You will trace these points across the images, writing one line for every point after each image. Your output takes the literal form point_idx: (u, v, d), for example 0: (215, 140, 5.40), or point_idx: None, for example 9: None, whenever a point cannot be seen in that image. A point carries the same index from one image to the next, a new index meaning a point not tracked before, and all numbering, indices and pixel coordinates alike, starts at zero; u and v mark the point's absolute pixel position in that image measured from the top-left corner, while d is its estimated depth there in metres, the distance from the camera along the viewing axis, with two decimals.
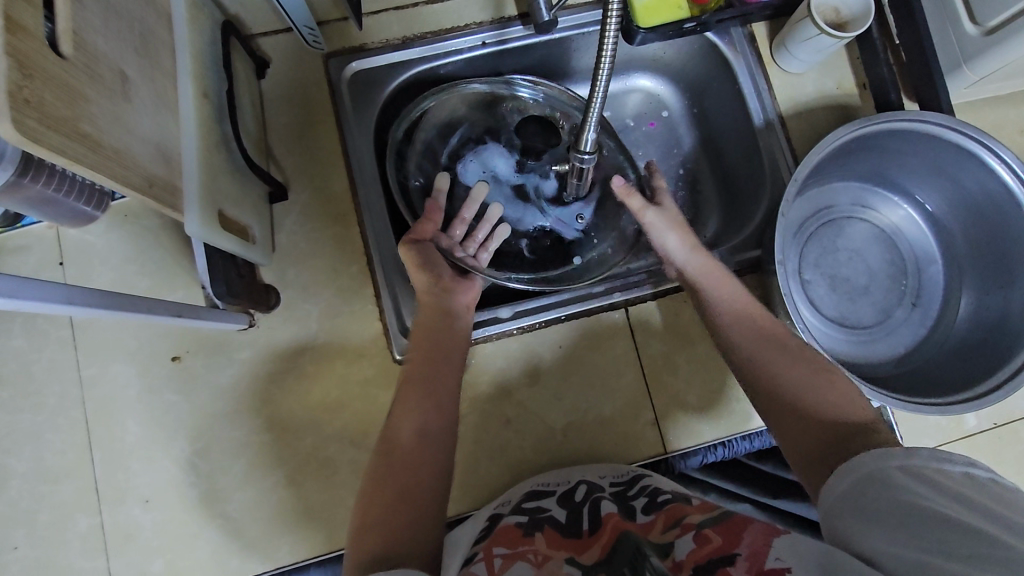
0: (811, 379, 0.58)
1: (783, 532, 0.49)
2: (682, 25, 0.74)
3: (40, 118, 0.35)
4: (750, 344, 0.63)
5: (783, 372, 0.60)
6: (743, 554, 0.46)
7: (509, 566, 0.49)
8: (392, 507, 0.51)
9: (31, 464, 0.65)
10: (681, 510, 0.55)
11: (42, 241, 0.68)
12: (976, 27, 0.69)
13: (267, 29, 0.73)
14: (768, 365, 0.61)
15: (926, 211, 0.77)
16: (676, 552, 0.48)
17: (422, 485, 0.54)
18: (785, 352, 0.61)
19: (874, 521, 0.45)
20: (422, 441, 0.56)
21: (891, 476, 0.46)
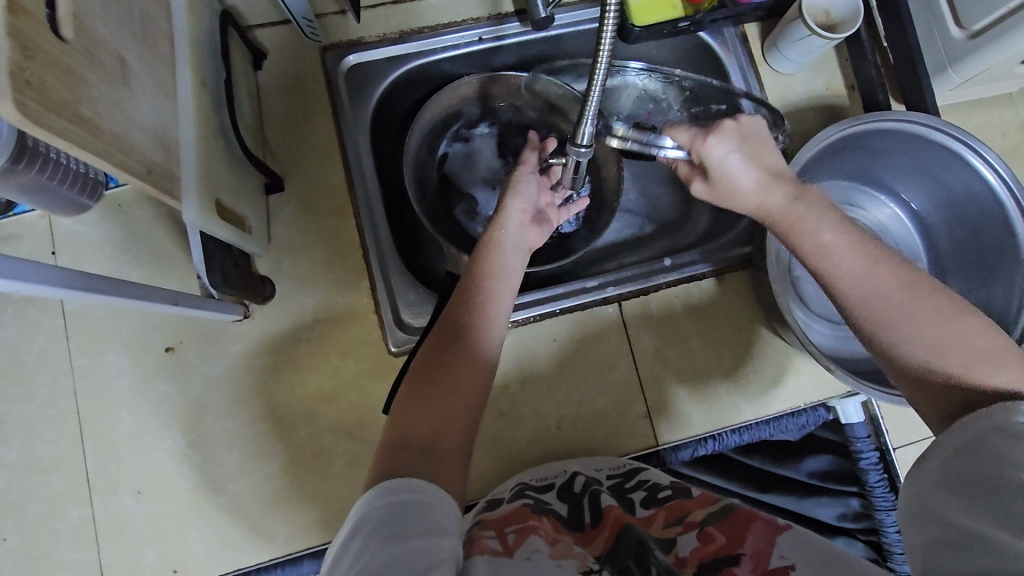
0: (945, 339, 0.49)
1: (784, 527, 0.50)
2: (677, 24, 0.75)
3: (40, 100, 0.34)
4: (874, 295, 0.52)
5: (912, 329, 0.50)
6: (746, 554, 0.48)
7: (523, 541, 0.49)
8: (424, 438, 0.50)
9: (21, 454, 0.64)
10: (682, 506, 0.57)
11: (33, 230, 0.68)
12: (962, 30, 0.71)
13: (264, 21, 0.73)
14: (894, 317, 0.51)
15: (912, 210, 0.79)
16: (679, 548, 0.50)
17: (453, 429, 0.51)
18: (908, 296, 0.51)
19: (949, 488, 0.43)
20: (467, 384, 0.54)
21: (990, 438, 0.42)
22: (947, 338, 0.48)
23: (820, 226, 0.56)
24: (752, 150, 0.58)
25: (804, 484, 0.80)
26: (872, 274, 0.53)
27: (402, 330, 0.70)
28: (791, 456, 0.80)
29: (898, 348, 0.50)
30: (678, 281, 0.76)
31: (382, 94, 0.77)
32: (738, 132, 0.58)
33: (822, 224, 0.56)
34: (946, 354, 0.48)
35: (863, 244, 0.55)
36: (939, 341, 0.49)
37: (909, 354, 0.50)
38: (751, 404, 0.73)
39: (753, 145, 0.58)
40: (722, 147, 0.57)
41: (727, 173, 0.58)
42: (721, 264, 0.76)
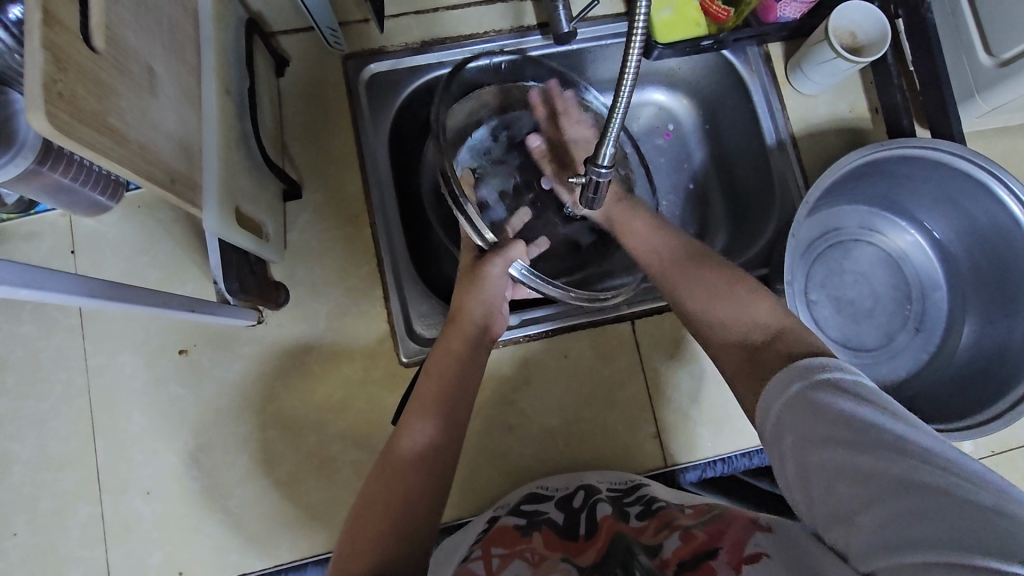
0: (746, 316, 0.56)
1: (766, 522, 0.49)
2: (698, 43, 0.75)
3: (71, 111, 0.35)
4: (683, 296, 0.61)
5: (688, 284, 0.61)
6: (724, 546, 0.46)
7: (507, 565, 0.51)
8: (384, 512, 0.51)
9: (34, 450, 0.65)
10: (672, 515, 0.55)
11: (54, 229, 0.68)
12: (991, 58, 0.70)
13: (288, 27, 0.74)
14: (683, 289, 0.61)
15: (934, 238, 0.78)
16: (663, 551, 0.48)
17: (412, 500, 0.53)
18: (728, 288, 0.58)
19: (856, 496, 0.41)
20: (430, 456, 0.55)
21: (845, 422, 0.44)
22: (724, 303, 0.58)
23: (642, 239, 0.68)
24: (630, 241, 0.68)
25: None
26: (682, 274, 0.62)
27: (413, 340, 0.70)
28: None
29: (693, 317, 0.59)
30: None
31: (402, 107, 0.77)
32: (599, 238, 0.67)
33: (649, 236, 0.68)
34: (741, 311, 0.56)
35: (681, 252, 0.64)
36: (707, 300, 0.58)
37: (706, 322, 0.58)
38: None
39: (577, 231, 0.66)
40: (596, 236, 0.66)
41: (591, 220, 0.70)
42: None
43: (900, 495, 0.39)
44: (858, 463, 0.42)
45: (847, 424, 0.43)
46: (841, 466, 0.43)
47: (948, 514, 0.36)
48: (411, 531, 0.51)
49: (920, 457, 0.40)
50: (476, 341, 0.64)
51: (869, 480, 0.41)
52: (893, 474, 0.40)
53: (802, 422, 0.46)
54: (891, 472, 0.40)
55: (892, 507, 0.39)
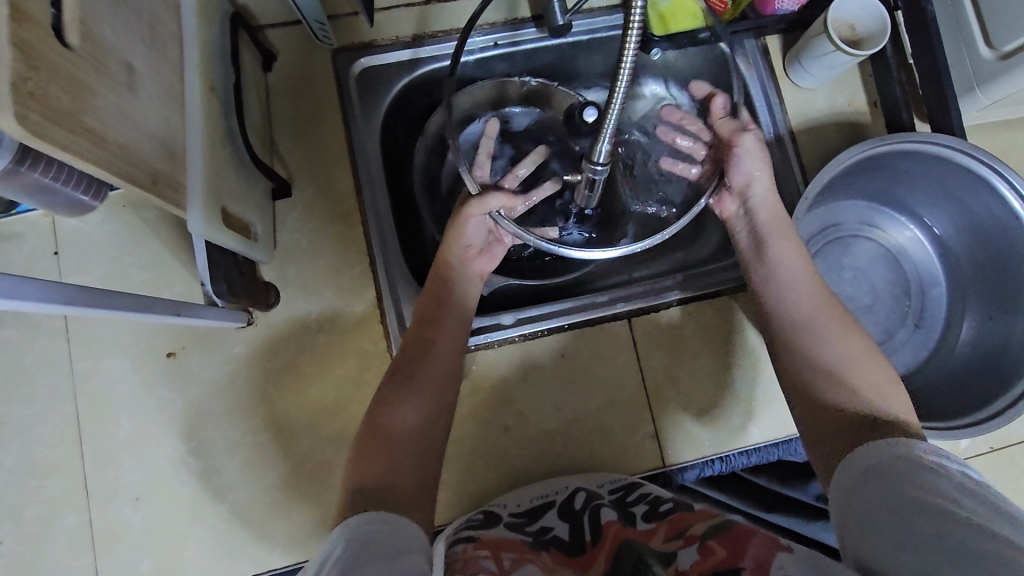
0: (870, 381, 0.57)
1: (785, 544, 0.48)
2: (698, 35, 0.74)
3: (44, 112, 0.33)
4: (808, 326, 0.62)
5: (824, 341, 0.60)
6: (748, 567, 0.45)
7: (519, 567, 0.48)
8: (387, 457, 0.54)
9: (19, 457, 0.63)
10: (684, 519, 0.55)
11: (36, 229, 0.66)
12: (991, 51, 0.69)
13: (275, 21, 0.72)
14: (820, 328, 0.61)
15: (934, 234, 0.77)
16: (679, 562, 0.47)
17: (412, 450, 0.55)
18: (835, 324, 0.61)
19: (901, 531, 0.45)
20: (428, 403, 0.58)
21: (895, 468, 0.48)
22: (863, 376, 0.58)
23: (783, 240, 0.67)
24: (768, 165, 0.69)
25: (809, 506, 0.78)
26: (826, 317, 0.62)
27: None
28: (796, 477, 0.79)
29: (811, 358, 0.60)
30: (690, 298, 0.74)
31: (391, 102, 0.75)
32: (760, 156, 0.69)
33: (785, 240, 0.67)
34: (878, 391, 0.56)
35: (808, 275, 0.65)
36: (850, 363, 0.59)
37: (823, 368, 0.59)
38: (760, 426, 0.72)
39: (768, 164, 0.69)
40: (750, 147, 0.69)
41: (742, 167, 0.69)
42: (734, 283, 0.75)
43: (910, 515, 0.44)
44: (889, 493, 0.47)
45: (927, 484, 0.46)
46: (872, 498, 0.48)
47: (948, 535, 0.42)
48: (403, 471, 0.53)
49: (945, 494, 0.45)
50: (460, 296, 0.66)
51: (890, 504, 0.46)
52: (910, 500, 0.45)
53: (861, 462, 0.50)
54: (910, 501, 0.45)
55: (902, 523, 0.45)
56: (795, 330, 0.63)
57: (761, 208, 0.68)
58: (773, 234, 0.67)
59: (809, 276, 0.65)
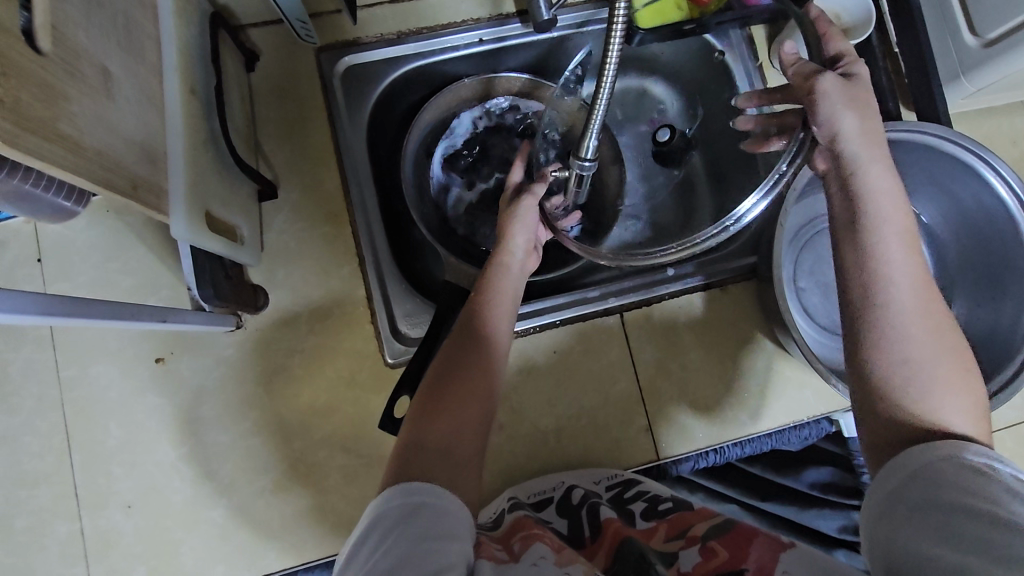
0: (951, 377, 0.49)
1: (789, 546, 0.48)
2: (682, 27, 0.73)
3: (16, 119, 0.33)
4: (905, 334, 0.50)
5: (913, 340, 0.49)
6: (750, 569, 0.45)
7: (528, 548, 0.48)
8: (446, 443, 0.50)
9: (7, 468, 0.63)
10: (685, 519, 0.55)
11: (18, 237, 0.66)
12: (976, 38, 0.69)
13: (257, 20, 0.71)
14: (909, 328, 0.50)
15: (922, 222, 0.77)
16: (681, 563, 0.48)
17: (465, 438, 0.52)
18: (931, 329, 0.50)
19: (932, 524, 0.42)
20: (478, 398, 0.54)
21: (945, 472, 0.44)
22: (957, 398, 0.48)
23: (884, 202, 0.52)
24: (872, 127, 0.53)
25: (803, 495, 0.78)
26: (921, 318, 0.50)
27: (399, 342, 0.69)
28: (790, 465, 0.79)
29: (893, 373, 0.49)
30: (680, 291, 0.74)
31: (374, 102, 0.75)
32: (870, 125, 0.53)
33: (888, 198, 0.52)
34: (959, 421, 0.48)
35: (917, 271, 0.51)
36: (946, 371, 0.49)
37: (904, 375, 0.49)
38: (753, 417, 0.72)
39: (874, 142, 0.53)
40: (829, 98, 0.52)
41: (828, 108, 0.53)
42: (723, 275, 0.75)
43: (941, 514, 0.42)
44: (933, 492, 0.44)
45: (965, 472, 0.44)
46: (915, 497, 0.44)
47: (990, 542, 0.39)
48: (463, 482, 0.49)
49: (991, 496, 0.42)
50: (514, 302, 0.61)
51: (934, 506, 0.43)
52: (953, 501, 0.42)
53: (910, 463, 0.46)
54: (951, 502, 0.42)
55: (934, 522, 0.42)
56: (880, 343, 0.50)
57: (865, 170, 0.52)
58: (877, 226, 0.52)
59: (914, 269, 0.51)
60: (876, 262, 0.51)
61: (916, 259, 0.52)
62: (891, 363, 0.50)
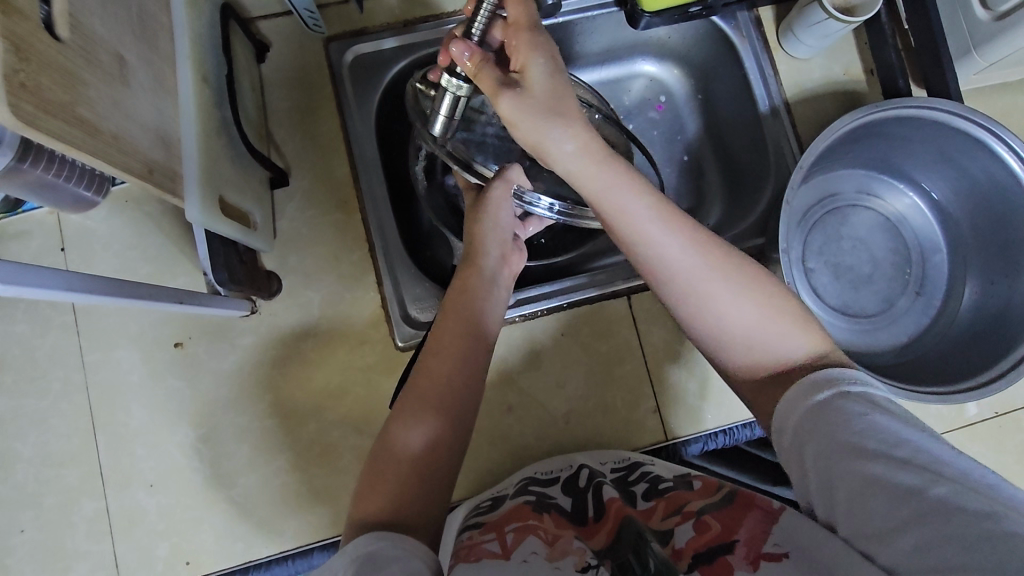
0: (738, 282, 0.52)
1: (778, 508, 0.46)
2: (687, 10, 0.72)
3: (37, 102, 0.34)
4: (670, 253, 0.53)
5: (664, 238, 0.53)
6: (742, 540, 0.44)
7: (521, 542, 0.49)
8: (429, 460, 0.49)
9: (36, 448, 0.65)
10: (681, 497, 0.54)
11: (43, 227, 0.68)
12: (988, 13, 0.68)
13: (267, 12, 0.72)
14: (664, 246, 0.53)
15: (933, 200, 0.77)
16: (676, 539, 0.47)
17: (445, 447, 0.50)
18: (680, 229, 0.53)
19: (862, 504, 0.40)
20: (459, 412, 0.52)
21: (844, 434, 0.43)
22: (747, 304, 0.51)
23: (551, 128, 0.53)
24: (559, 82, 0.53)
25: None
26: (708, 267, 0.52)
27: (408, 325, 0.70)
28: None
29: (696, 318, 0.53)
30: None
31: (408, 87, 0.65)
32: (533, 104, 0.52)
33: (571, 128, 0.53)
34: (763, 321, 0.51)
35: (649, 195, 0.54)
36: (712, 274, 0.52)
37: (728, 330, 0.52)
38: None
39: (555, 105, 0.52)
40: (518, 110, 0.52)
41: (536, 131, 0.53)
42: None
43: (870, 495, 0.40)
44: (829, 460, 0.43)
45: (863, 434, 0.42)
46: (826, 473, 0.43)
47: (938, 524, 0.37)
48: (430, 485, 0.48)
49: (900, 461, 0.40)
50: (491, 307, 0.60)
51: (858, 483, 0.41)
52: (878, 475, 0.40)
53: (810, 417, 0.45)
54: (872, 476, 0.41)
55: (862, 504, 0.40)
56: (681, 299, 0.53)
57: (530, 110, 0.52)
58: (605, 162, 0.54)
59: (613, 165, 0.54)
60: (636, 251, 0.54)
61: (680, 221, 0.54)
62: (689, 310, 0.53)
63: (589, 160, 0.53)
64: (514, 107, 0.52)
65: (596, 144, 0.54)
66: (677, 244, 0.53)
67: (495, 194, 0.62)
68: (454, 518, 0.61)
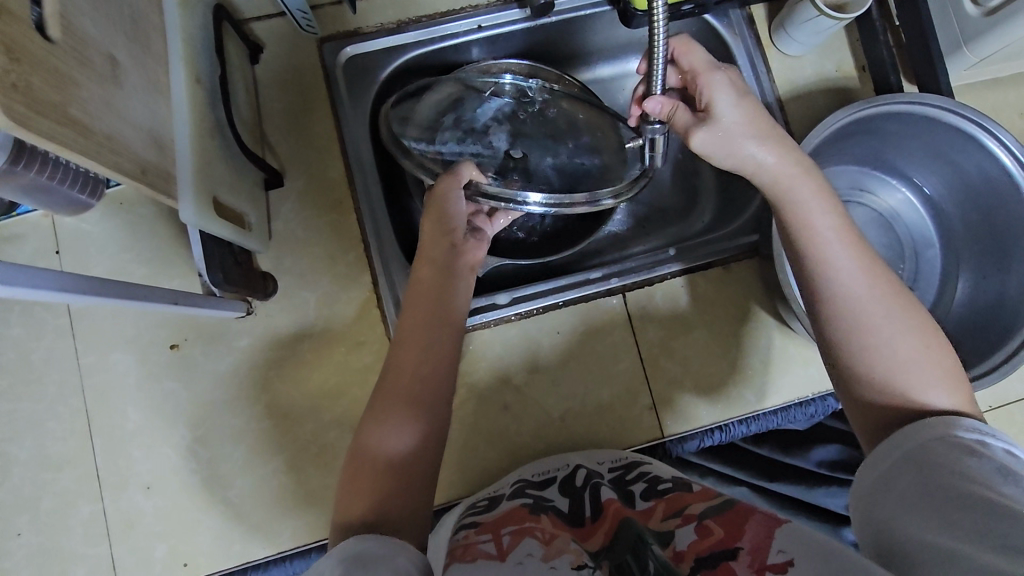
0: (890, 315, 0.50)
1: (783, 521, 0.47)
2: (680, 6, 0.73)
3: (29, 103, 0.34)
4: (842, 277, 0.52)
5: (839, 260, 0.52)
6: (745, 547, 0.44)
7: (517, 543, 0.49)
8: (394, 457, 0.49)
9: (32, 451, 0.65)
10: (681, 499, 0.54)
11: (38, 230, 0.68)
12: (977, 8, 0.69)
13: (260, 14, 0.72)
14: (843, 271, 0.52)
15: (925, 194, 0.77)
16: (676, 542, 0.47)
17: (410, 442, 0.50)
18: (857, 257, 0.52)
19: (931, 516, 0.41)
20: (420, 404, 0.52)
21: (936, 453, 0.44)
22: (907, 339, 0.49)
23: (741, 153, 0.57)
24: (749, 110, 0.57)
25: (813, 473, 0.79)
26: (871, 294, 0.51)
27: None
28: (799, 445, 0.79)
29: (883, 352, 0.49)
30: (684, 270, 0.75)
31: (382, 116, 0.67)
32: (726, 131, 0.57)
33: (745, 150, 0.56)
34: (912, 360, 0.48)
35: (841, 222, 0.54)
36: (863, 302, 0.51)
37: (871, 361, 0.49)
38: (759, 394, 0.72)
39: (758, 126, 0.57)
40: (710, 143, 0.57)
41: (730, 155, 0.57)
42: (730, 254, 0.75)
43: (941, 506, 0.41)
44: (915, 478, 0.44)
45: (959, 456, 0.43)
46: (904, 486, 0.44)
47: (999, 535, 0.37)
48: (409, 483, 0.49)
49: (988, 482, 0.41)
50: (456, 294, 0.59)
51: (934, 496, 0.42)
52: (956, 489, 0.41)
53: (909, 439, 0.45)
54: (949, 490, 0.41)
55: (932, 513, 0.41)
56: (837, 324, 0.51)
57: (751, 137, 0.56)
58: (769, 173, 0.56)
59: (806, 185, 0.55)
60: (820, 276, 0.53)
61: (856, 246, 0.53)
62: (840, 331, 0.51)
63: (783, 174, 0.56)
64: (706, 138, 0.57)
65: (792, 159, 0.56)
66: (852, 267, 0.52)
67: (443, 186, 0.58)
68: (449, 517, 0.61)
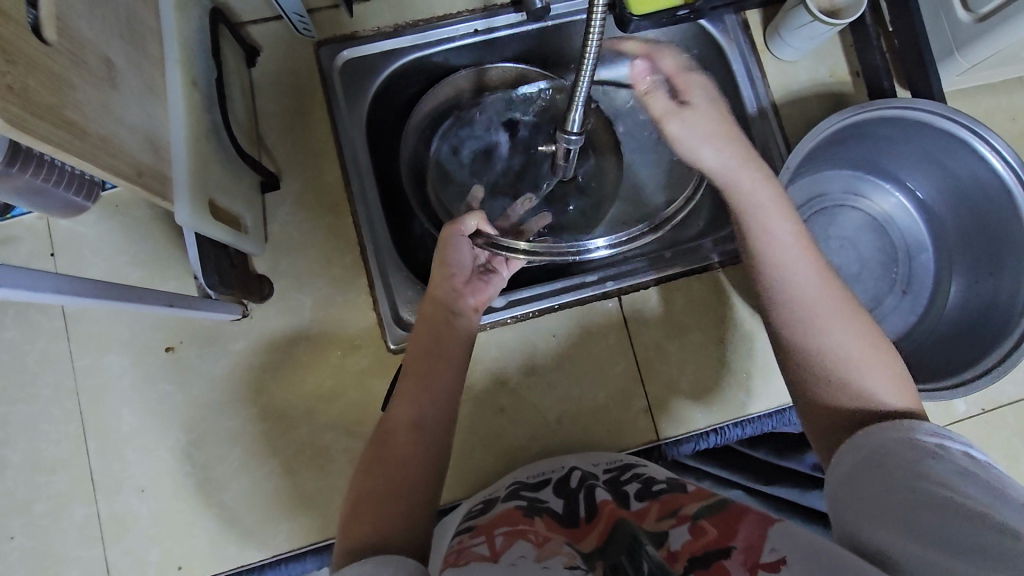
0: (839, 312, 0.53)
1: (777, 520, 0.47)
2: (676, 12, 0.73)
3: (25, 105, 0.34)
4: (792, 273, 0.55)
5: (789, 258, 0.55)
6: (739, 547, 0.44)
7: (510, 545, 0.49)
8: (397, 486, 0.50)
9: (26, 454, 0.65)
10: (676, 500, 0.54)
11: (33, 232, 0.68)
12: (969, 14, 0.69)
13: (257, 17, 0.73)
14: (796, 266, 0.55)
15: (918, 199, 0.78)
16: (671, 542, 0.47)
17: (411, 471, 0.51)
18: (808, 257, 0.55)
19: (901, 517, 0.42)
20: (422, 437, 0.54)
21: (902, 455, 0.44)
22: (852, 335, 0.52)
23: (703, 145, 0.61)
24: (718, 111, 0.62)
25: (808, 476, 0.79)
26: (823, 291, 0.54)
27: (400, 327, 0.70)
28: (794, 448, 0.79)
29: (801, 347, 0.53)
30: (679, 273, 0.75)
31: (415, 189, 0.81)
32: (700, 124, 0.61)
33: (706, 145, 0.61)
34: (859, 357, 0.51)
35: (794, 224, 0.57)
36: (813, 298, 0.53)
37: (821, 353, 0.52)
38: (754, 397, 0.73)
39: (722, 125, 0.61)
40: (683, 130, 0.62)
41: (689, 147, 0.62)
42: (724, 257, 0.75)
43: (910, 506, 0.42)
44: (884, 482, 0.44)
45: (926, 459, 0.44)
46: (872, 486, 0.45)
47: (972, 538, 0.38)
48: (411, 510, 0.49)
49: (954, 485, 0.41)
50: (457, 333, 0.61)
51: (904, 498, 0.42)
52: (924, 492, 0.42)
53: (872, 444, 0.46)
54: (918, 493, 0.42)
55: (900, 514, 0.42)
56: (784, 313, 0.54)
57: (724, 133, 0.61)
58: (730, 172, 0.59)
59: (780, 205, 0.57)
60: (772, 274, 0.55)
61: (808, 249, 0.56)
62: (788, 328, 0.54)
63: (744, 171, 0.59)
64: (682, 126, 0.62)
65: (752, 159, 0.60)
66: (804, 265, 0.55)
67: (447, 234, 0.65)
68: (445, 521, 0.61)
